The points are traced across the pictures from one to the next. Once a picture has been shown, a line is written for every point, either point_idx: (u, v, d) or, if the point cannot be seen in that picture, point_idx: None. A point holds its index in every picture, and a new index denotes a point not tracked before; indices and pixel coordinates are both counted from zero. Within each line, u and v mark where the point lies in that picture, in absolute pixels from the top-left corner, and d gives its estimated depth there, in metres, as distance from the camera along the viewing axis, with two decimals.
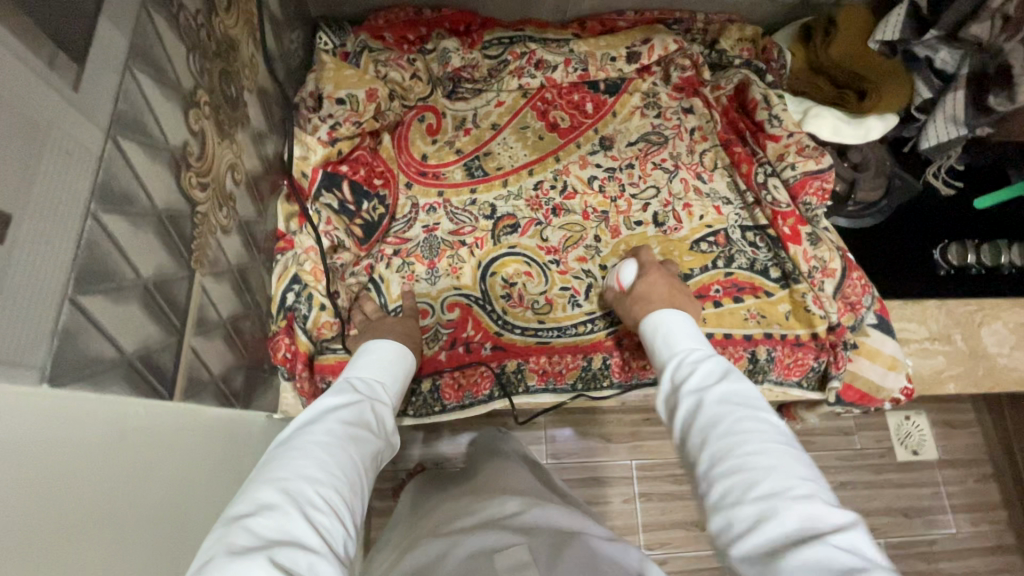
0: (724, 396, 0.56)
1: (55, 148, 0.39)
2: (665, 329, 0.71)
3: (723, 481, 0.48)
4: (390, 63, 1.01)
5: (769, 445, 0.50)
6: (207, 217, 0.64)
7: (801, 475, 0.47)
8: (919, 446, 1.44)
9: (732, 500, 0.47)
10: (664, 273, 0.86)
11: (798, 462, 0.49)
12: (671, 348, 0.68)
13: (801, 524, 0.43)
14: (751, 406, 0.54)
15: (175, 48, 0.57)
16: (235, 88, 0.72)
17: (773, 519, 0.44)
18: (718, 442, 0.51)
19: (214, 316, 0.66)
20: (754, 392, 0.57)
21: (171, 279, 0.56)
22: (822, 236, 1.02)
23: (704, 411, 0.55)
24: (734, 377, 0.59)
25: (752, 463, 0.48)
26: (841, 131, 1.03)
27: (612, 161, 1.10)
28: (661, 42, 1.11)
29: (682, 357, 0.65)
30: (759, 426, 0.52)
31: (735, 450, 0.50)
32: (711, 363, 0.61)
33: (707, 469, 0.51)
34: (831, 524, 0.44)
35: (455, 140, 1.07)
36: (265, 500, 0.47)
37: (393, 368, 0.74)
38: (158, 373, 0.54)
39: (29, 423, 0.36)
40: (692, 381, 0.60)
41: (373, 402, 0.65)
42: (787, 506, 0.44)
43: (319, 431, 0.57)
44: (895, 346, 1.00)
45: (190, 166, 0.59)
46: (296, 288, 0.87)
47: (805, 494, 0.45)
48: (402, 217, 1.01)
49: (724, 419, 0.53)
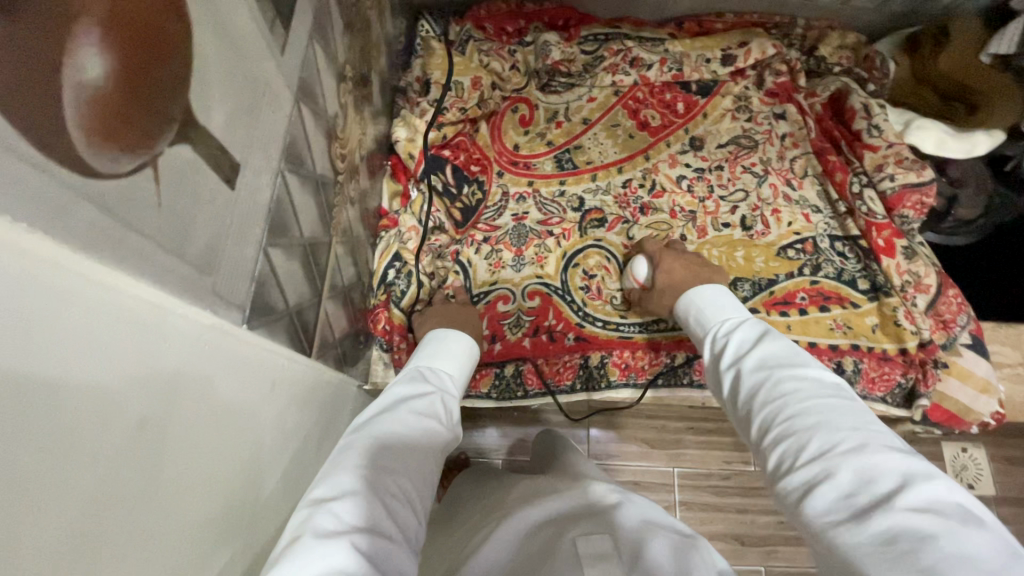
0: (761, 360, 0.56)
1: (268, 107, 0.42)
2: (699, 308, 0.72)
3: (774, 450, 0.48)
4: (493, 53, 1.03)
5: (817, 400, 0.49)
6: (342, 186, 0.67)
7: (851, 425, 0.46)
8: (977, 480, 1.39)
9: (785, 462, 0.47)
10: (675, 257, 0.88)
11: (846, 411, 0.48)
12: (704, 324, 0.70)
13: (858, 475, 0.42)
14: (789, 364, 0.54)
15: (337, 24, 0.60)
16: (367, 67, 0.76)
17: (826, 472, 0.43)
18: (765, 410, 0.51)
19: (339, 281, 0.69)
20: (797, 349, 0.56)
21: (319, 242, 0.59)
22: (919, 251, 0.99)
23: (744, 381, 0.56)
24: (769, 338, 0.59)
25: (797, 424, 0.48)
26: (945, 145, 1.02)
27: (701, 161, 1.09)
28: (760, 45, 1.10)
29: (717, 331, 0.67)
30: (799, 382, 0.51)
31: (780, 412, 0.50)
32: (750, 329, 0.62)
33: (760, 442, 0.51)
34: (890, 470, 0.42)
35: (546, 132, 1.09)
36: (346, 486, 0.49)
37: (460, 359, 0.76)
38: (304, 329, 0.57)
39: (215, 371, 0.39)
40: (729, 355, 0.61)
41: (443, 395, 0.67)
42: (838, 458, 0.43)
43: (394, 419, 0.58)
44: (988, 368, 0.97)
45: (337, 138, 0.63)
46: (396, 265, 0.91)
47: (856, 444, 0.44)
48: (493, 205, 1.02)
49: (765, 386, 0.53)
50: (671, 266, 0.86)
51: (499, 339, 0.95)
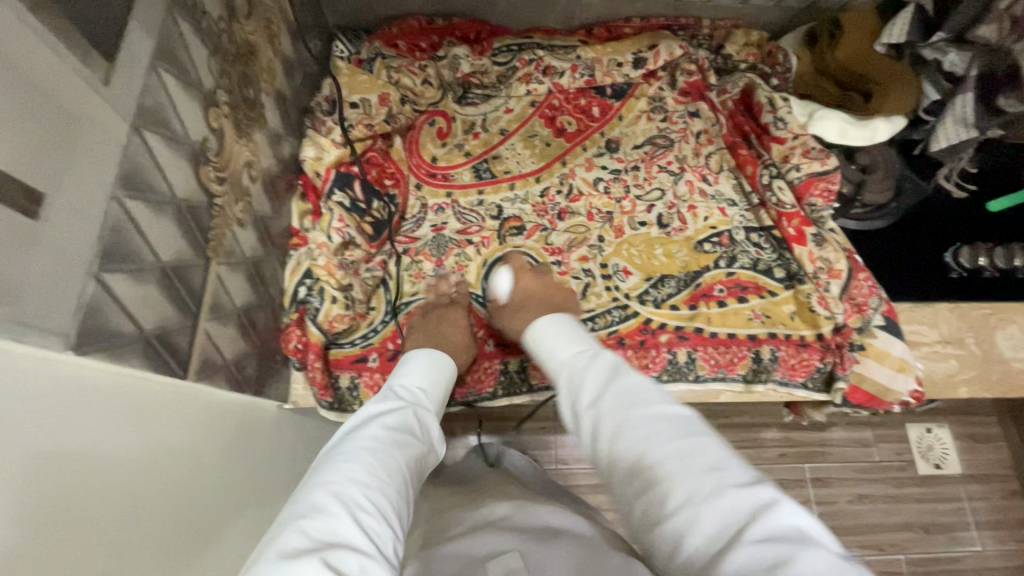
0: (614, 401, 0.59)
1: (85, 136, 0.43)
2: (546, 341, 0.75)
3: (644, 501, 0.51)
4: (402, 69, 1.05)
5: (672, 445, 0.52)
6: (223, 209, 0.67)
7: (705, 466, 0.50)
8: (942, 459, 1.44)
9: (654, 512, 0.50)
10: (533, 279, 0.93)
11: (700, 450, 0.51)
12: (555, 359, 0.72)
13: (715, 517, 0.46)
14: (641, 404, 0.57)
15: (199, 51, 0.61)
16: (253, 90, 0.76)
17: (688, 522, 0.47)
18: (627, 461, 0.54)
19: (228, 304, 0.70)
20: (647, 390, 0.59)
21: (187, 265, 0.59)
22: (828, 237, 1.02)
23: (602, 426, 0.58)
24: (622, 379, 0.61)
25: (659, 474, 0.51)
26: (849, 133, 1.04)
27: (617, 163, 1.12)
28: (666, 47, 1.12)
29: (572, 366, 0.68)
30: (655, 426, 0.54)
31: (640, 461, 0.53)
32: (598, 371, 0.64)
33: (629, 493, 0.53)
34: (743, 509, 0.46)
35: (464, 143, 1.10)
36: (318, 503, 0.51)
37: (436, 373, 0.77)
38: (173, 353, 0.57)
39: (50, 402, 0.39)
40: (581, 394, 0.63)
41: (414, 409, 0.68)
42: (698, 507, 0.47)
43: (362, 440, 0.60)
44: (904, 347, 0.99)
45: (209, 160, 0.63)
46: (307, 282, 0.89)
47: (715, 485, 0.48)
48: (412, 217, 1.04)
49: (624, 430, 0.55)
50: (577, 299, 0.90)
51: None
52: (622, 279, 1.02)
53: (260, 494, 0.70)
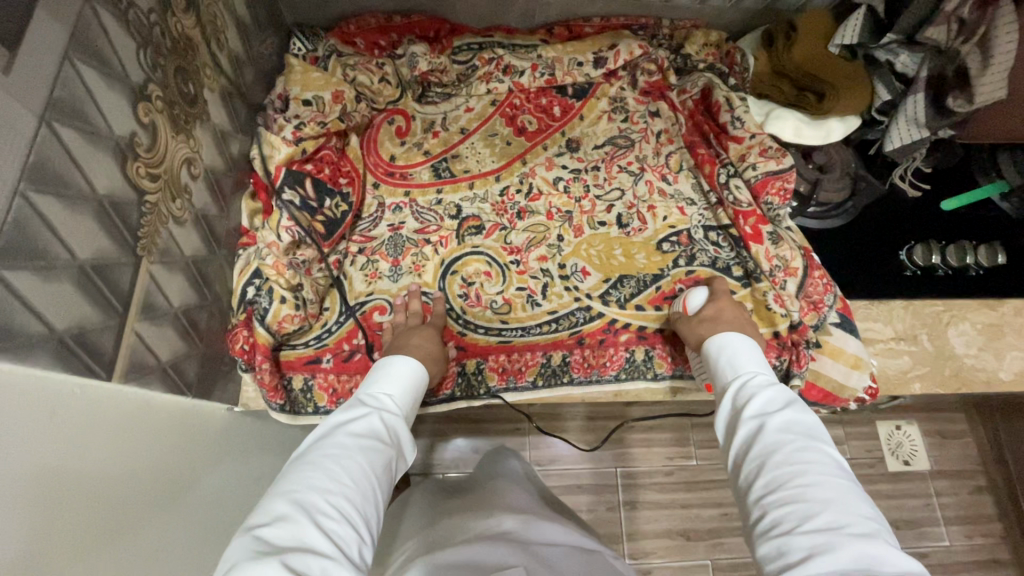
0: (786, 424, 0.57)
1: None
2: (731, 353, 0.72)
3: (777, 511, 0.50)
4: (360, 67, 1.03)
5: (827, 478, 0.51)
6: (157, 206, 0.66)
7: (865, 515, 0.48)
8: (911, 456, 1.46)
9: (783, 525, 0.48)
10: (733, 302, 0.87)
11: (859, 499, 0.50)
12: (734, 371, 0.69)
13: (858, 556, 0.44)
14: (816, 439, 0.55)
15: (125, 43, 0.59)
16: (194, 86, 0.74)
17: (825, 546, 0.45)
18: (773, 471, 0.53)
19: (163, 304, 0.68)
20: (818, 423, 0.58)
21: (112, 263, 0.57)
22: (783, 235, 1.03)
23: (762, 435, 0.57)
24: (799, 409, 0.59)
25: (809, 494, 0.49)
26: (804, 132, 1.05)
27: (577, 163, 1.11)
28: (626, 47, 1.13)
29: (747, 380, 0.66)
30: (816, 457, 0.53)
31: (789, 478, 0.51)
32: (776, 391, 0.62)
33: (760, 498, 0.52)
34: (890, 563, 0.43)
35: (423, 142, 1.09)
36: (278, 511, 0.50)
37: (405, 385, 0.73)
38: (95, 354, 0.55)
39: None
40: (753, 405, 0.61)
41: (381, 415, 0.65)
42: (841, 539, 0.45)
43: (326, 447, 0.58)
44: (858, 344, 1.00)
45: (138, 156, 0.61)
46: (257, 282, 0.87)
47: (864, 532, 0.46)
48: (367, 216, 1.02)
49: (786, 445, 0.54)
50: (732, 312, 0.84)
51: (376, 349, 0.92)
52: (580, 279, 1.02)
53: (211, 496, 0.68)
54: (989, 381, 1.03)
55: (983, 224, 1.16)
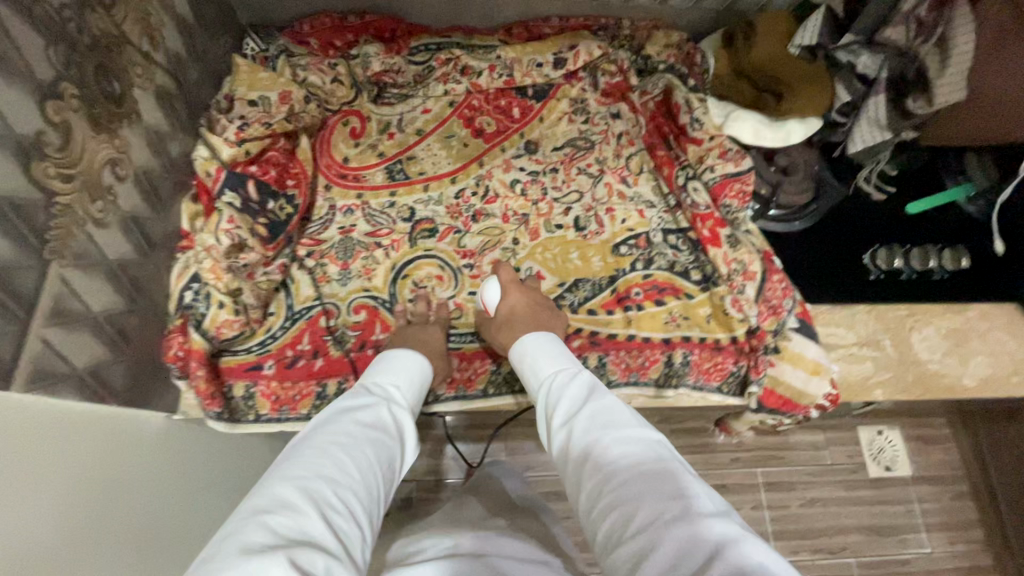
0: (587, 422, 0.58)
1: None
2: (533, 358, 0.73)
3: (603, 523, 0.50)
4: (311, 68, 1.01)
5: (635, 467, 0.51)
6: (72, 208, 0.63)
7: (673, 494, 0.48)
8: (892, 462, 1.43)
9: (613, 535, 0.48)
10: (524, 292, 0.88)
11: (675, 476, 0.50)
12: (539, 379, 0.70)
13: (678, 545, 0.44)
14: (613, 425, 0.56)
15: (28, 39, 0.57)
16: (120, 84, 0.72)
17: (649, 547, 0.45)
18: (592, 479, 0.53)
19: (80, 309, 0.66)
20: (619, 405, 0.59)
21: (12, 266, 0.55)
22: (742, 239, 1.00)
23: (572, 445, 0.57)
24: (597, 398, 0.61)
25: (623, 492, 0.50)
26: (762, 134, 1.03)
27: (536, 165, 1.10)
28: (586, 48, 1.11)
29: (551, 385, 0.68)
30: (622, 447, 0.53)
31: (606, 480, 0.52)
32: (577, 389, 0.64)
33: (590, 509, 0.52)
34: (706, 541, 0.44)
35: (378, 143, 1.07)
36: (285, 497, 0.49)
37: (410, 377, 0.76)
38: None
39: None
40: (559, 413, 0.62)
41: (390, 412, 0.66)
42: (660, 533, 0.45)
43: (337, 435, 0.58)
44: (818, 350, 0.98)
45: (48, 156, 0.59)
46: (195, 286, 0.84)
47: (677, 514, 0.46)
48: (318, 219, 1.00)
49: (590, 451, 0.55)
50: (521, 303, 0.86)
51: (320, 354, 0.91)
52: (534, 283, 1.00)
53: (140, 506, 0.65)
54: (952, 387, 1.01)
55: (947, 228, 1.15)
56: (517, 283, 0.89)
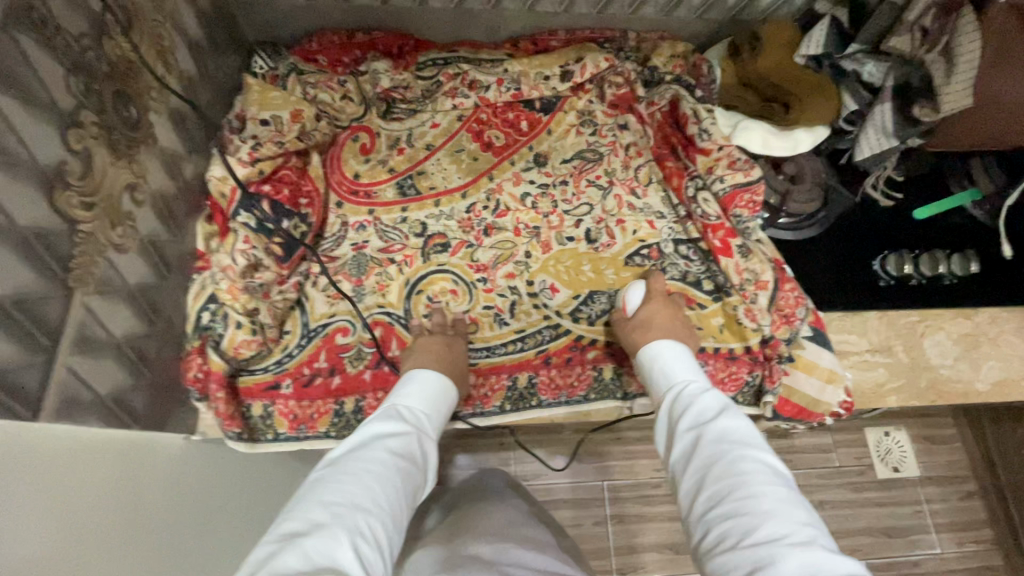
0: (720, 434, 0.61)
1: None
2: (667, 366, 0.77)
3: (719, 526, 0.53)
4: (320, 85, 1.02)
5: (767, 486, 0.54)
6: (93, 236, 0.63)
7: (802, 521, 0.51)
8: (900, 462, 1.43)
9: (727, 541, 0.51)
10: (665, 301, 0.92)
11: (798, 506, 0.53)
12: (669, 384, 0.75)
13: (800, 564, 0.46)
14: (747, 445, 0.59)
15: (50, 70, 0.57)
16: (137, 110, 0.72)
17: (768, 558, 0.47)
18: (714, 485, 0.56)
19: (104, 335, 0.66)
20: (751, 430, 0.62)
21: (38, 297, 0.55)
22: (753, 248, 1.01)
23: (698, 451, 0.61)
24: (731, 416, 0.64)
25: (748, 505, 0.53)
26: (771, 143, 1.04)
27: (545, 177, 1.10)
28: (592, 60, 1.11)
29: (682, 392, 0.71)
30: (754, 466, 0.56)
31: (727, 491, 0.55)
32: (711, 401, 0.67)
33: (703, 514, 0.56)
34: (830, 567, 0.46)
35: (388, 159, 1.07)
36: (315, 519, 0.49)
37: (434, 400, 0.76)
38: (19, 395, 0.52)
39: None
40: (688, 419, 0.66)
41: (420, 438, 0.67)
42: (782, 548, 0.48)
43: (367, 459, 0.59)
44: (832, 358, 0.99)
45: (70, 186, 0.59)
46: (211, 308, 0.85)
47: (804, 539, 0.49)
48: (331, 235, 1.00)
49: (720, 459, 0.58)
50: (662, 311, 0.89)
51: (337, 372, 0.91)
52: (548, 297, 1.00)
53: (172, 525, 0.66)
54: (965, 392, 1.01)
55: (957, 231, 1.15)
56: (663, 295, 0.93)
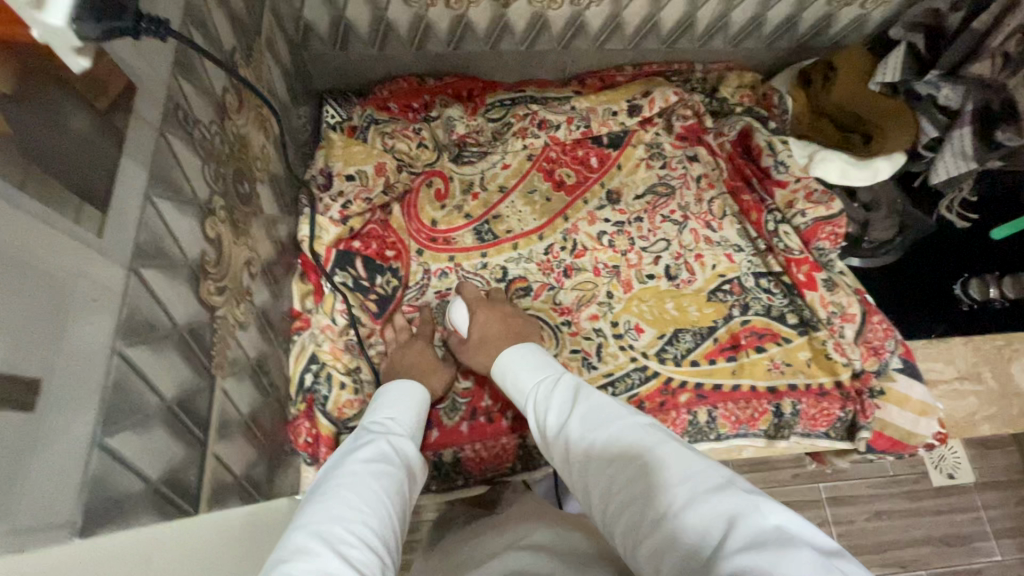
0: (580, 424, 0.56)
1: (82, 299, 0.40)
2: (508, 371, 0.71)
3: (624, 523, 0.47)
4: (398, 134, 1.03)
5: (649, 455, 0.49)
6: (225, 318, 0.64)
7: (682, 478, 0.45)
8: (954, 469, 1.37)
9: (634, 533, 0.46)
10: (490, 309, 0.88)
11: (684, 460, 0.47)
12: (519, 389, 0.68)
13: (697, 529, 0.41)
14: (603, 423, 0.54)
15: (192, 163, 0.58)
16: (248, 184, 0.73)
17: (669, 540, 0.42)
18: (606, 482, 0.51)
19: (235, 415, 0.67)
20: (605, 401, 0.57)
21: (192, 392, 0.56)
22: (838, 281, 1.01)
23: (572, 453, 0.55)
24: (585, 397, 0.59)
25: (639, 486, 0.47)
26: (850, 174, 1.04)
27: (620, 215, 1.10)
28: (661, 94, 1.11)
29: (534, 394, 0.65)
30: (620, 443, 0.51)
31: (620, 480, 0.50)
32: (563, 393, 0.62)
33: (609, 513, 0.50)
34: (720, 516, 0.41)
35: (463, 204, 1.07)
36: (300, 545, 0.46)
37: (405, 408, 0.72)
38: (183, 493, 0.53)
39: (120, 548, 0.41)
40: (552, 419, 0.60)
41: (388, 438, 0.63)
42: (676, 521, 0.43)
43: (334, 479, 0.56)
44: (923, 389, 0.98)
45: (208, 274, 0.60)
46: (314, 368, 0.87)
47: (690, 497, 0.44)
48: (415, 284, 1.00)
49: (595, 452, 0.53)
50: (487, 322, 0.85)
51: (435, 425, 0.91)
52: (633, 337, 1.00)
53: None
54: None
55: None
56: (484, 303, 0.89)
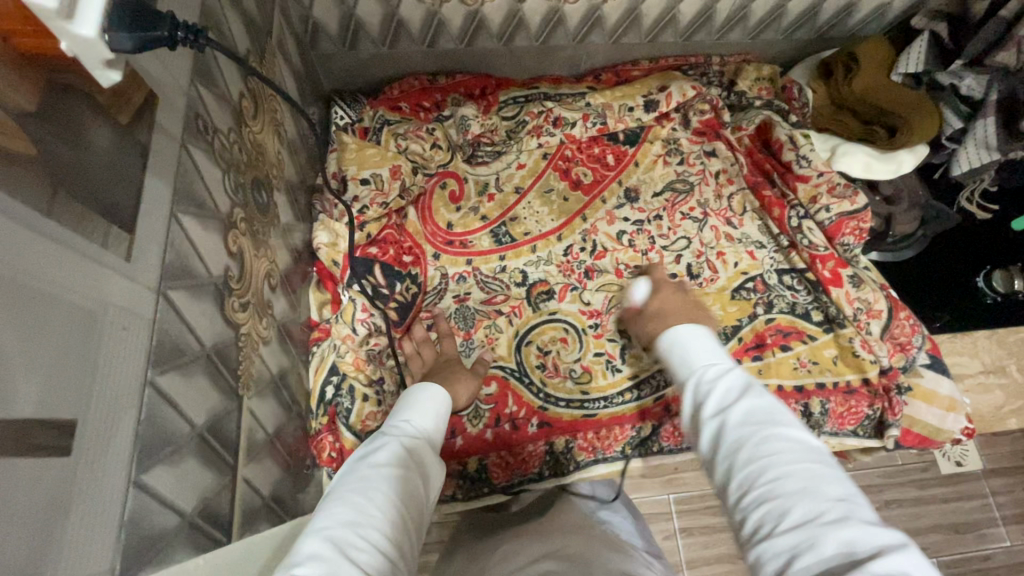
0: (746, 414, 0.50)
1: (114, 329, 0.37)
2: (681, 344, 0.64)
3: (751, 513, 0.43)
4: (411, 135, 0.99)
5: (802, 465, 0.44)
6: (249, 334, 0.61)
7: (836, 497, 0.41)
8: (962, 456, 1.29)
9: (761, 528, 0.42)
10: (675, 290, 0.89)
11: (833, 481, 0.43)
12: (685, 366, 0.61)
13: (839, 547, 0.38)
14: (775, 423, 0.48)
15: (213, 174, 0.55)
16: (266, 193, 0.70)
17: (807, 543, 0.39)
18: (742, 469, 0.46)
19: (262, 435, 0.64)
20: (778, 406, 0.50)
21: (221, 416, 0.53)
22: (864, 277, 0.99)
23: (724, 434, 0.50)
24: (756, 393, 0.52)
25: (780, 488, 0.43)
26: (874, 168, 0.99)
27: (638, 214, 1.07)
28: (678, 88, 1.08)
29: (700, 374, 0.58)
30: (780, 446, 0.46)
31: (758, 473, 0.45)
32: (732, 379, 0.55)
33: (737, 500, 0.45)
34: (874, 544, 0.37)
35: (478, 206, 1.05)
36: (312, 551, 0.41)
37: (431, 415, 0.64)
38: (216, 522, 0.51)
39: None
40: (712, 401, 0.54)
41: (403, 440, 0.57)
42: (821, 531, 0.39)
43: (350, 479, 0.50)
44: (950, 385, 0.96)
45: (232, 290, 0.57)
46: (335, 380, 0.84)
47: (842, 517, 0.40)
48: (433, 290, 0.98)
49: (749, 440, 0.47)
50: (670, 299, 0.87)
51: (459, 433, 0.89)
52: None
53: None
54: None
55: None
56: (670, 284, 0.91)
